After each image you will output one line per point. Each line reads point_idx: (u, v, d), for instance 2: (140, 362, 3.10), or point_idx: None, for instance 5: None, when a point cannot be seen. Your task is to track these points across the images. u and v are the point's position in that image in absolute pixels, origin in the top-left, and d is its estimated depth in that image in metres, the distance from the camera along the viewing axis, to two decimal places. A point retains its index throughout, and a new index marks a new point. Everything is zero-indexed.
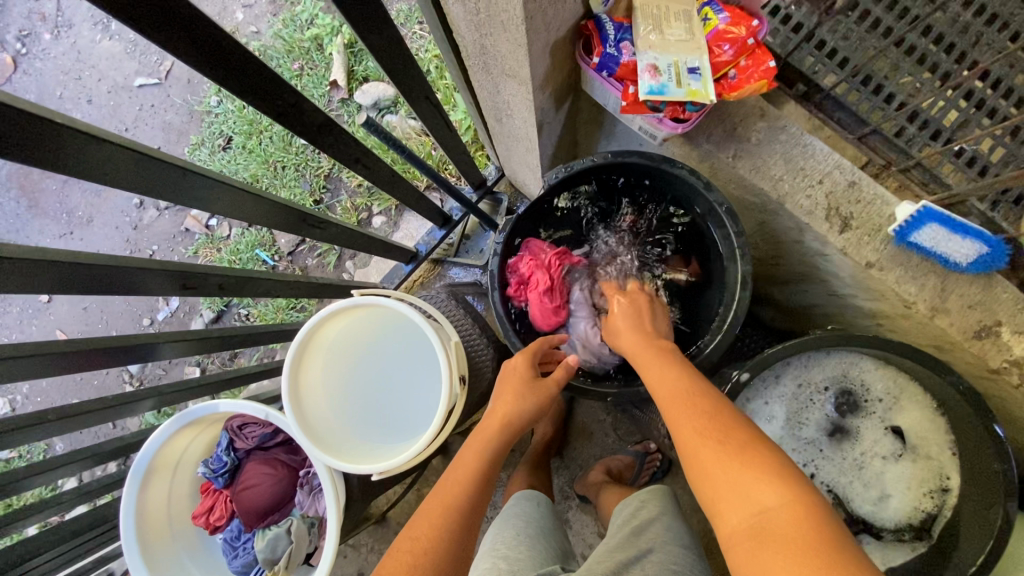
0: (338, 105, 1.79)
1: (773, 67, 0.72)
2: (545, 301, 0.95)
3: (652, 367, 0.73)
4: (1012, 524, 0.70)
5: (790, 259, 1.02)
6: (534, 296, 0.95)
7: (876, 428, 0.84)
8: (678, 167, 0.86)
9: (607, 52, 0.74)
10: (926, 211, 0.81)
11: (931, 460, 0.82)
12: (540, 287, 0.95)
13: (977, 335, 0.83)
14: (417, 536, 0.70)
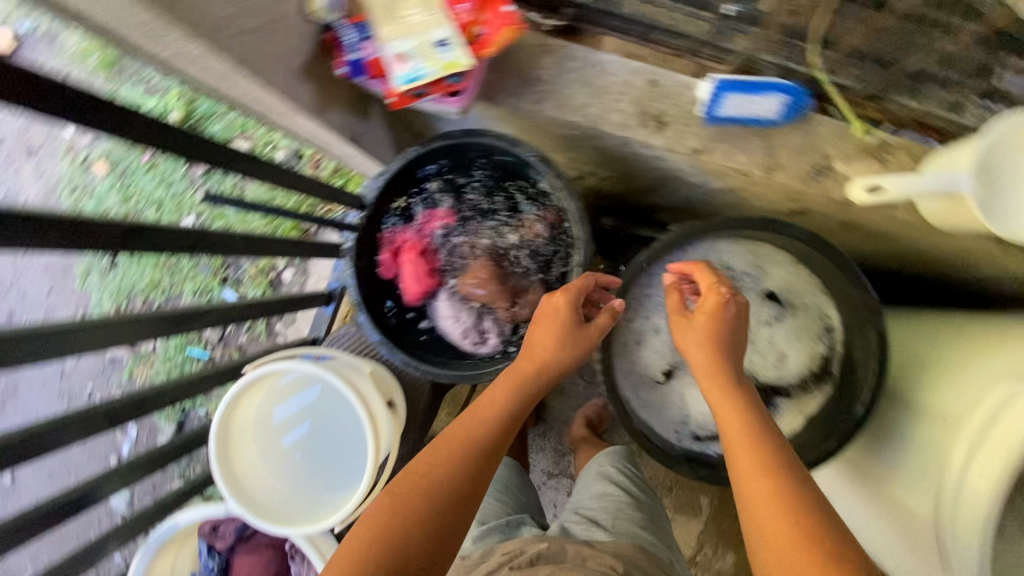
0: (205, 179, 1.73)
1: (511, 11, 0.70)
2: (422, 265, 0.88)
3: (722, 408, 0.67)
4: (887, 338, 0.76)
5: (642, 169, 1.03)
6: (410, 260, 0.88)
7: (758, 300, 0.87)
8: (481, 136, 0.82)
9: (352, 58, 0.72)
10: (721, 85, 0.82)
11: (807, 308, 0.87)
12: (417, 250, 0.88)
13: (813, 176, 0.86)
14: (424, 484, 0.67)
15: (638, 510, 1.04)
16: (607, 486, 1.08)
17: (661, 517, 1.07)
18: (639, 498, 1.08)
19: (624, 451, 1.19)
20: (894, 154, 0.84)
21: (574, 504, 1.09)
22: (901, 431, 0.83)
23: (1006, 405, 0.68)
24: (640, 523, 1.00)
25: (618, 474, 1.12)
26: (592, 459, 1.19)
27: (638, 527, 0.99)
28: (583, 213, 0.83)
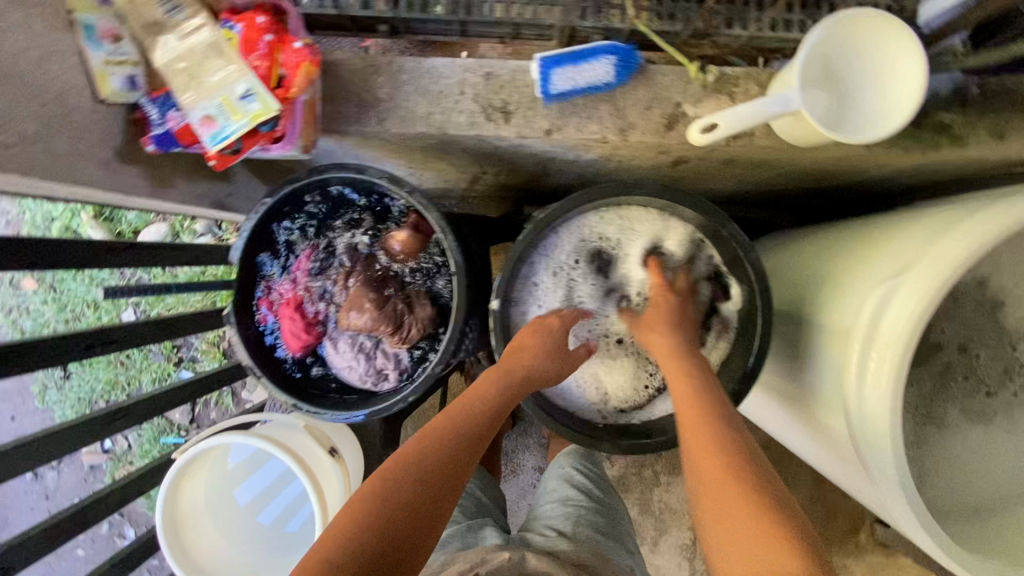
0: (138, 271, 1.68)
1: (304, 48, 0.71)
2: (298, 319, 0.87)
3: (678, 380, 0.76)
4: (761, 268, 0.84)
5: (518, 158, 1.03)
6: (288, 316, 0.87)
7: (635, 263, 0.90)
8: (328, 172, 0.81)
9: (160, 132, 0.71)
10: (545, 62, 0.81)
11: (689, 255, 0.90)
12: (293, 304, 0.87)
13: (667, 127, 0.85)
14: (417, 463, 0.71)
15: (599, 513, 1.06)
16: (567, 489, 1.09)
17: (620, 516, 1.10)
18: (600, 499, 1.10)
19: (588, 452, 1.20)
20: (738, 86, 0.84)
21: (535, 509, 1.11)
22: (807, 351, 0.83)
23: (884, 305, 0.69)
24: (601, 528, 1.03)
25: (580, 477, 1.13)
26: (556, 459, 1.19)
27: (598, 531, 1.01)
28: (446, 223, 0.81)
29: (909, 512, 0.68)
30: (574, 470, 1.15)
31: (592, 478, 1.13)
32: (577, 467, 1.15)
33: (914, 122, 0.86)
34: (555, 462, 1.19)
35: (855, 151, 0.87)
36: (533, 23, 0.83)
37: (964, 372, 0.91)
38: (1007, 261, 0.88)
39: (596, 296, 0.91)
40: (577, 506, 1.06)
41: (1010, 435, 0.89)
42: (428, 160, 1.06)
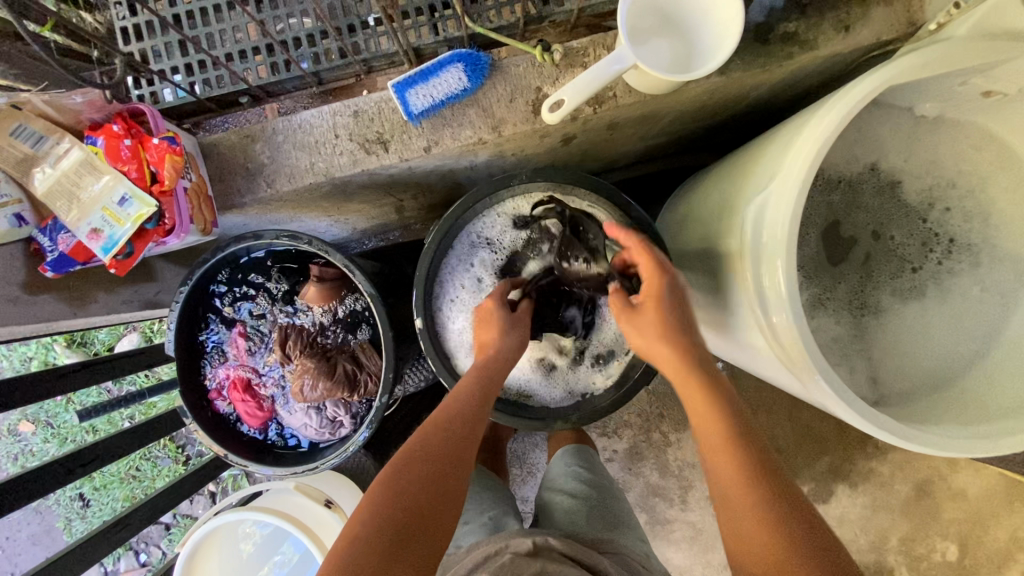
0: (121, 383, 1.70)
1: (163, 142, 0.75)
2: (250, 398, 0.90)
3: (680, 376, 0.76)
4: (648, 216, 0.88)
5: (421, 179, 1.05)
6: (238, 399, 0.90)
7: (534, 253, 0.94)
8: (230, 246, 0.84)
9: (56, 255, 0.76)
10: (397, 88, 0.86)
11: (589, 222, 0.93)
12: (240, 385, 0.90)
13: (534, 112, 0.89)
14: (438, 459, 0.71)
15: (606, 504, 1.02)
16: (572, 481, 1.07)
17: (627, 507, 1.06)
18: (607, 489, 1.07)
19: (587, 450, 1.19)
20: (587, 56, 0.88)
21: (546, 507, 1.05)
22: (719, 278, 0.87)
23: (763, 221, 0.73)
24: (612, 518, 0.98)
25: (582, 470, 1.11)
26: (557, 458, 1.17)
27: (608, 522, 0.97)
28: (350, 260, 0.84)
29: (836, 402, 0.73)
30: (577, 464, 1.13)
31: (591, 470, 1.11)
32: (578, 462, 1.14)
33: (761, 40, 0.89)
34: (562, 459, 1.15)
35: (715, 83, 0.90)
36: (380, 54, 0.90)
37: (886, 256, 0.92)
38: (891, 140, 0.91)
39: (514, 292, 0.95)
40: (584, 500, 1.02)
41: (945, 303, 0.90)
42: (339, 206, 1.08)
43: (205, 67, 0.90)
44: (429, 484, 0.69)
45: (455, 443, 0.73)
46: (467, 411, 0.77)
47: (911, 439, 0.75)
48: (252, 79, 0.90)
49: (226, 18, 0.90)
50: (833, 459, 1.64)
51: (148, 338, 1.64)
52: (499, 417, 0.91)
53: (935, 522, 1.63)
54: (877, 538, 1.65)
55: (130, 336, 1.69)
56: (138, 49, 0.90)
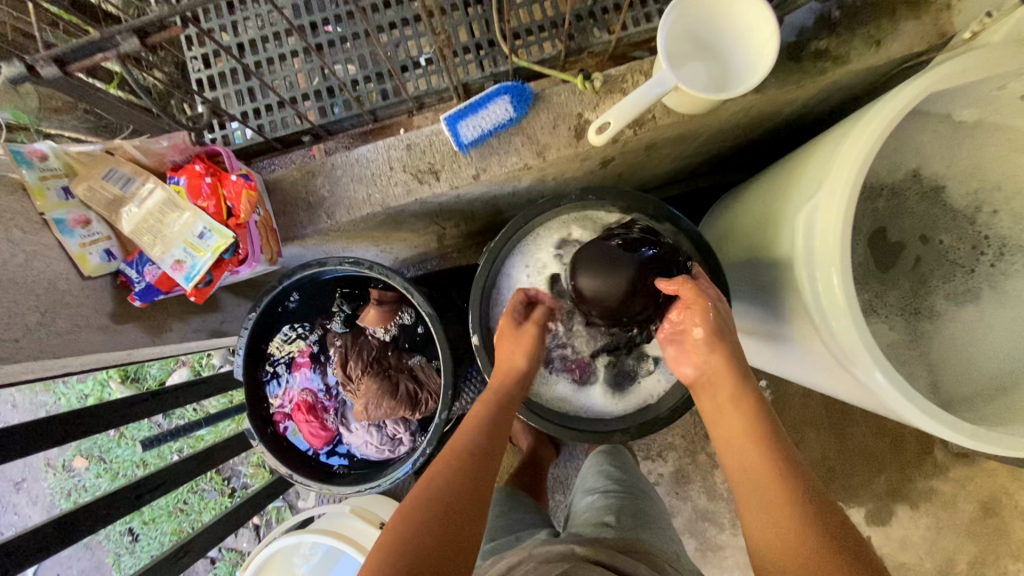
0: (172, 416, 1.75)
1: (239, 177, 0.81)
2: (313, 419, 0.93)
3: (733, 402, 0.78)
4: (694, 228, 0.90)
5: (467, 207, 1.10)
6: (303, 420, 0.93)
7: None
8: (297, 273, 0.88)
9: (140, 287, 0.83)
10: (449, 121, 0.91)
11: None
12: (304, 407, 0.93)
13: (577, 137, 0.93)
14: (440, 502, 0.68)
15: (639, 507, 0.98)
16: (602, 481, 1.04)
17: (662, 513, 1.02)
18: (638, 489, 1.03)
19: (620, 452, 1.16)
20: (626, 83, 0.92)
21: (580, 507, 1.03)
22: (769, 285, 0.88)
23: (813, 225, 0.75)
24: (644, 518, 0.94)
25: (613, 470, 1.08)
26: (589, 462, 1.15)
27: (639, 522, 0.92)
28: (409, 282, 0.88)
29: (902, 402, 0.73)
30: (608, 465, 1.10)
31: (625, 472, 1.08)
32: (611, 464, 1.10)
33: (794, 58, 0.92)
34: (598, 459, 1.14)
35: (750, 101, 0.93)
36: (431, 91, 0.96)
37: (936, 259, 0.92)
38: (932, 146, 0.91)
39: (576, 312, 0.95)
40: (617, 500, 0.98)
41: (1003, 306, 0.89)
42: (389, 235, 1.13)
43: (270, 110, 0.97)
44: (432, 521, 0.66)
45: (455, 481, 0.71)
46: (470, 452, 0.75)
47: (991, 443, 0.74)
48: (313, 119, 0.97)
49: (291, 67, 0.98)
50: (890, 477, 1.58)
51: (198, 370, 1.70)
52: (539, 424, 0.93)
53: (1005, 543, 1.54)
54: (943, 562, 1.56)
55: (180, 369, 1.75)
56: (211, 96, 0.99)
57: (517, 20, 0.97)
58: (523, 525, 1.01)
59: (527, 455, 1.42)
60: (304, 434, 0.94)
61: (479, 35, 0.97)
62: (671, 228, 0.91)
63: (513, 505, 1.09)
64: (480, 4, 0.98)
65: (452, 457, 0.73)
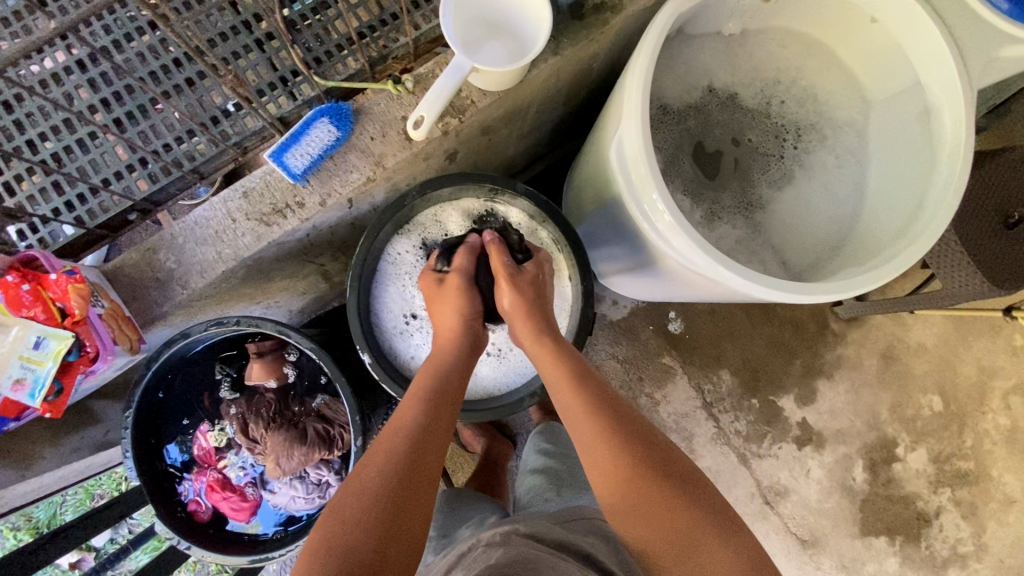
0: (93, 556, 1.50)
1: (62, 273, 0.75)
2: (232, 493, 0.91)
3: (541, 354, 0.84)
4: (532, 190, 0.94)
5: (332, 236, 1.09)
6: (220, 499, 0.90)
7: None
8: (160, 356, 0.84)
9: None
10: (274, 157, 0.91)
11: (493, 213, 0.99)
12: (218, 484, 0.91)
13: (407, 139, 0.95)
14: (377, 480, 0.65)
15: (576, 476, 1.05)
16: (538, 458, 1.11)
17: None
18: (573, 457, 1.11)
19: (553, 426, 1.22)
20: (435, 77, 0.96)
21: (524, 485, 1.08)
22: (620, 221, 0.95)
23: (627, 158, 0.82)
24: (580, 483, 1.02)
25: (551, 447, 1.14)
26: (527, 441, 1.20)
27: (578, 488, 1.00)
28: (281, 324, 0.86)
29: (751, 288, 0.80)
30: (543, 441, 1.17)
31: (561, 446, 1.14)
32: (545, 440, 1.17)
33: (577, 17, 0.99)
34: (535, 438, 1.18)
35: (553, 65, 1.00)
36: (250, 133, 0.95)
37: (751, 156, 1.03)
38: (715, 62, 1.02)
39: None
40: (556, 474, 1.05)
41: (813, 179, 1.01)
42: (263, 288, 1.10)
43: (85, 198, 0.93)
44: (373, 501, 0.63)
45: (395, 455, 0.68)
46: (414, 419, 0.73)
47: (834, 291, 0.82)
48: (136, 194, 0.94)
49: (95, 148, 0.94)
50: (804, 359, 1.74)
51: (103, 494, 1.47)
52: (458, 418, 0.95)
53: (912, 381, 1.74)
54: (870, 416, 1.73)
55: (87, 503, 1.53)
56: (15, 203, 0.92)
57: (314, 46, 0.98)
58: (472, 514, 1.05)
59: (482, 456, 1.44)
60: (224, 514, 0.90)
61: (281, 69, 0.97)
62: (514, 196, 0.95)
63: (461, 499, 1.12)
64: (274, 38, 0.98)
65: (386, 439, 0.70)
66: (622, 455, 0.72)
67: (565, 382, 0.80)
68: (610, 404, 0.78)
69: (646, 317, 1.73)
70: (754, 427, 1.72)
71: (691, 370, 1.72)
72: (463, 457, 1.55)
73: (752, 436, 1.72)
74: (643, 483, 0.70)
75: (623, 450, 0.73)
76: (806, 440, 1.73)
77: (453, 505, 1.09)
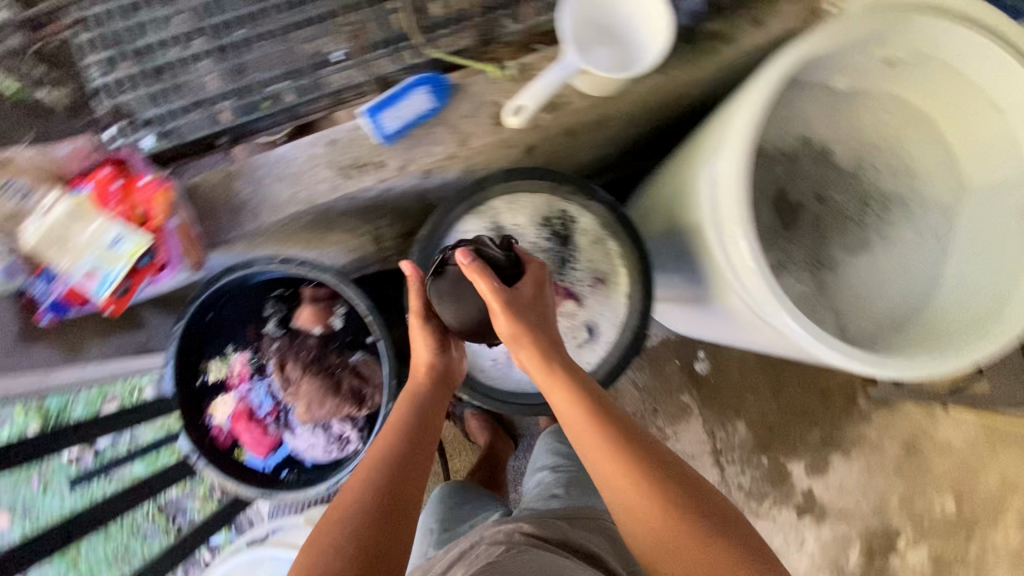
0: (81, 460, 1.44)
1: (152, 179, 0.79)
2: (255, 426, 0.93)
3: (543, 375, 0.79)
4: (612, 201, 0.95)
5: (398, 203, 1.10)
6: (244, 428, 0.92)
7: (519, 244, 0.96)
8: (221, 280, 0.87)
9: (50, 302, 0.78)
10: (368, 114, 0.92)
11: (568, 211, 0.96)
12: (245, 414, 0.92)
13: (497, 124, 0.96)
14: (356, 515, 0.70)
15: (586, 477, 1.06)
16: (552, 456, 1.11)
17: None
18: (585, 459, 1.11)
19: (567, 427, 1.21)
20: (537, 70, 0.96)
21: (531, 482, 1.10)
22: (688, 251, 0.94)
23: (716, 191, 0.80)
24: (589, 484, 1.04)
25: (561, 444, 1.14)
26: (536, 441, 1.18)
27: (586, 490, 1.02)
28: (341, 276, 0.89)
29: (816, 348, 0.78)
30: (555, 441, 1.16)
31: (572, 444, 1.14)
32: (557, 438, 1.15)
33: (688, 41, 0.98)
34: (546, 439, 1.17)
35: (654, 82, 0.99)
36: (350, 84, 0.97)
37: (832, 216, 1.02)
38: (816, 114, 1.00)
39: None
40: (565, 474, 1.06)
41: (891, 252, 0.99)
42: (321, 237, 1.12)
43: (181, 113, 0.95)
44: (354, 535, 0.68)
45: (373, 491, 0.72)
46: (390, 453, 0.77)
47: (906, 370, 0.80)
48: (229, 119, 0.96)
49: (200, 68, 0.96)
50: (824, 429, 1.70)
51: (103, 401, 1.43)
52: (488, 405, 0.96)
53: (929, 477, 1.69)
54: (878, 501, 1.69)
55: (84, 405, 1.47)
56: (115, 103, 0.96)
57: (428, 13, 0.99)
58: (474, 509, 1.08)
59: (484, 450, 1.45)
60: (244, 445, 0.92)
61: (391, 30, 0.98)
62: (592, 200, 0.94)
63: (462, 490, 1.13)
64: None
65: (365, 472, 0.75)
66: (646, 491, 0.71)
67: (578, 415, 0.76)
68: (631, 439, 0.74)
69: (675, 350, 1.71)
70: (757, 484, 1.69)
71: (708, 414, 1.70)
72: (465, 446, 1.55)
73: (753, 493, 1.69)
74: (670, 522, 0.69)
75: (645, 487, 0.71)
76: (808, 510, 1.69)
77: (457, 499, 1.10)
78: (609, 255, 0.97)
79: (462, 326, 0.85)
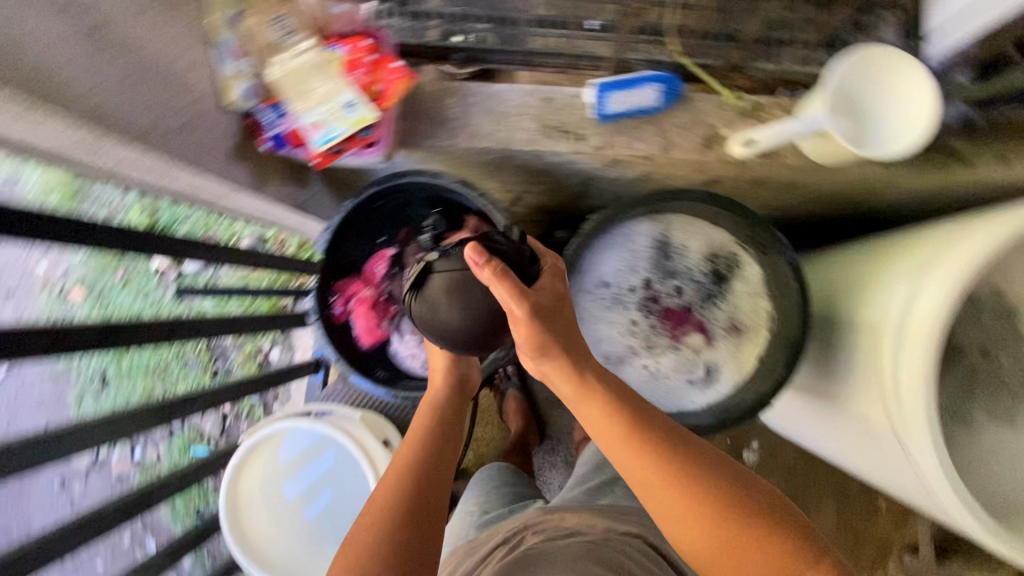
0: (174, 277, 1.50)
1: (401, 64, 0.84)
2: (373, 315, 0.97)
3: (584, 406, 0.72)
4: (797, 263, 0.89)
5: (565, 179, 1.12)
6: (364, 313, 0.97)
7: (677, 263, 0.97)
8: (404, 176, 0.91)
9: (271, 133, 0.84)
10: (601, 87, 0.92)
11: (737, 255, 0.95)
12: (369, 302, 0.97)
13: (706, 146, 0.95)
14: (392, 515, 0.71)
15: None
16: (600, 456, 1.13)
17: None
18: None
19: None
20: (765, 114, 0.95)
21: (573, 480, 1.11)
22: (843, 345, 0.89)
23: (914, 307, 0.75)
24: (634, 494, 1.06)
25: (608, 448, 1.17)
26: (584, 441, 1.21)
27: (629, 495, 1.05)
28: (510, 220, 0.90)
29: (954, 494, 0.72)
30: None
31: None
32: None
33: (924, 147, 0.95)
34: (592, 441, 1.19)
35: (873, 173, 0.95)
36: (590, 54, 1.00)
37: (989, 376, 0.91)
38: None
39: (652, 302, 0.97)
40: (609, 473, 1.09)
41: None
42: (481, 179, 1.15)
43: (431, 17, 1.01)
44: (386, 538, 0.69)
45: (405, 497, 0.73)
46: (414, 460, 0.78)
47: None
48: (471, 40, 1.01)
49: None
50: None
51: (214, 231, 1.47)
52: None
53: None
54: None
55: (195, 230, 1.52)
56: None
57: (687, 20, 1.00)
58: (514, 498, 1.11)
59: (513, 435, 1.46)
60: (357, 327, 0.97)
61: (645, 22, 1.00)
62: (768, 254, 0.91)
63: (501, 476, 1.16)
64: None
65: (396, 474, 0.76)
66: (743, 539, 0.65)
67: (639, 456, 0.69)
68: (713, 488, 0.67)
69: None
70: None
71: None
72: (495, 425, 1.57)
73: None
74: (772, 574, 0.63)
75: (740, 534, 0.65)
76: None
77: (496, 485, 1.14)
78: (761, 312, 0.93)
79: (473, 323, 0.75)
